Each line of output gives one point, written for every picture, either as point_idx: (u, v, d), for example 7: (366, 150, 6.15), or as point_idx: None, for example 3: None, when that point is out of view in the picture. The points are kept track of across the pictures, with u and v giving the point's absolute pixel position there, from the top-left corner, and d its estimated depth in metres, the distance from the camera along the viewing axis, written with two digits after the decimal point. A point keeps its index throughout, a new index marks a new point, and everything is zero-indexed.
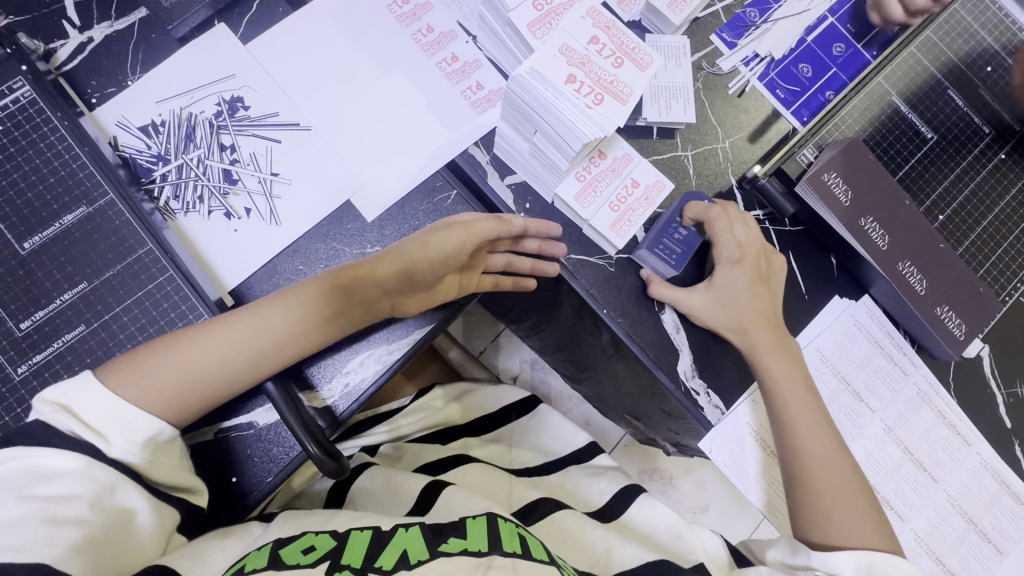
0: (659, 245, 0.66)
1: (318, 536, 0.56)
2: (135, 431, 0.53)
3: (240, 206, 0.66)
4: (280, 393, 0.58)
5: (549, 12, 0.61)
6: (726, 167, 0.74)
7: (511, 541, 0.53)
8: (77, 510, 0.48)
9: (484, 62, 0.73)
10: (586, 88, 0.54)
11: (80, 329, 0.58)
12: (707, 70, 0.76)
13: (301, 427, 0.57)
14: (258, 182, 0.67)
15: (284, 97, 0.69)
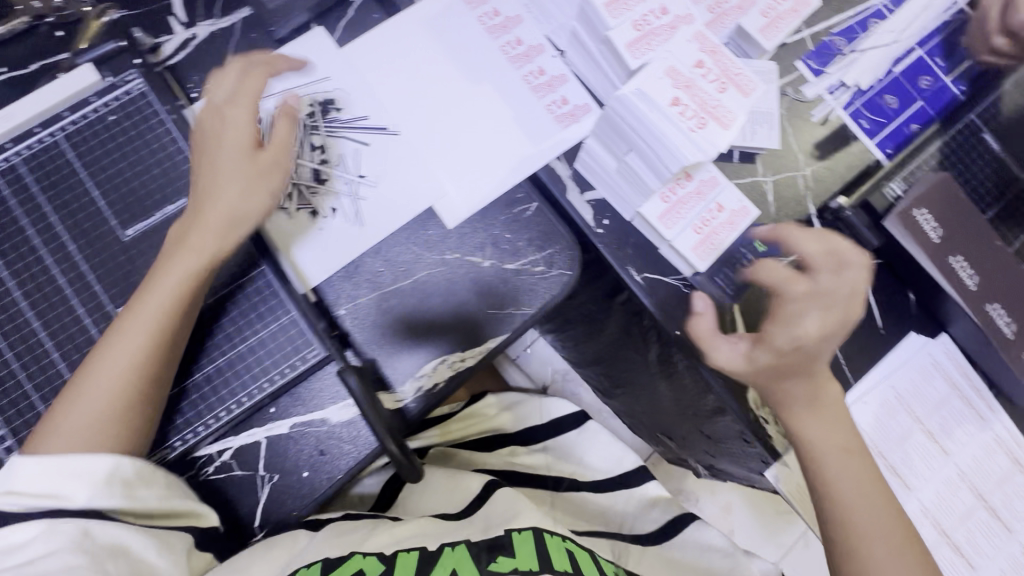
0: (717, 275, 0.67)
1: (365, 559, 0.54)
2: (84, 476, 0.51)
3: (326, 205, 0.67)
4: (360, 384, 0.58)
5: (648, 32, 0.61)
6: (807, 195, 0.73)
7: (559, 558, 0.54)
8: (63, 561, 0.47)
9: (569, 77, 0.73)
10: (690, 112, 0.54)
11: None
12: (791, 96, 0.75)
13: (380, 422, 0.58)
14: (345, 184, 0.68)
15: (374, 101, 0.70)
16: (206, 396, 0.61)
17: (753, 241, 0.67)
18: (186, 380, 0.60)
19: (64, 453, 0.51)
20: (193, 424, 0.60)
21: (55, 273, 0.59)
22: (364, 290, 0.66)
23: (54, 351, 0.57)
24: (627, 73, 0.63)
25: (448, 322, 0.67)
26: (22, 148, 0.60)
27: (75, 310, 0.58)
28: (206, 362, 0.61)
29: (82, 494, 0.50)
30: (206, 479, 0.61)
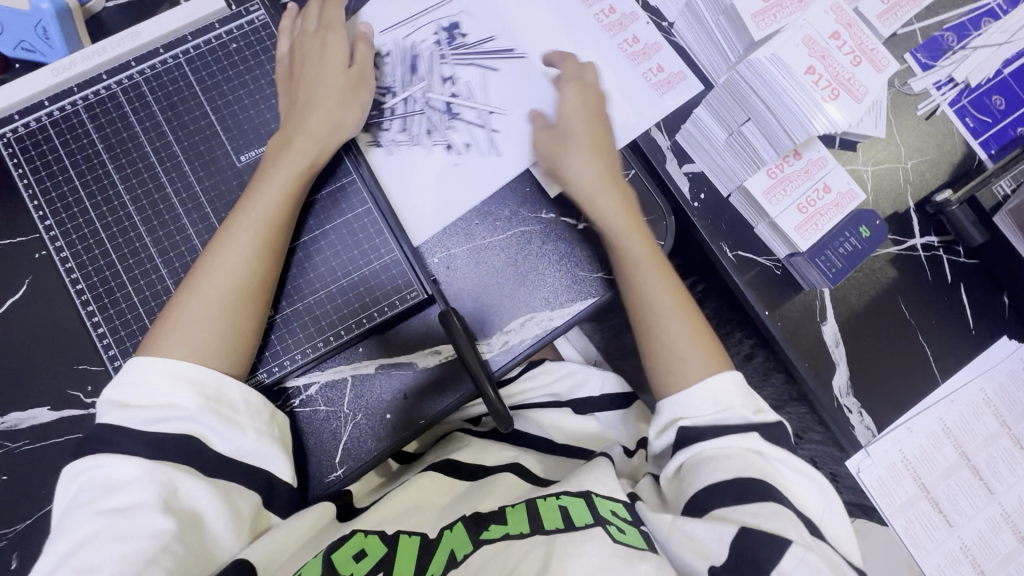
0: (821, 255, 0.64)
1: (368, 539, 0.52)
2: (201, 384, 0.50)
3: (459, 139, 0.67)
4: (458, 324, 0.59)
5: (774, 4, 0.61)
6: (906, 189, 0.72)
7: (552, 516, 0.50)
8: (154, 524, 0.45)
9: (663, 45, 0.70)
10: (824, 81, 0.56)
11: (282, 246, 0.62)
12: (897, 88, 0.73)
13: (477, 363, 0.59)
14: (477, 115, 0.67)
15: (502, 25, 0.69)
16: (306, 323, 0.62)
17: (859, 226, 0.65)
18: (285, 309, 0.61)
19: (185, 358, 0.51)
20: (290, 352, 0.61)
21: (171, 193, 0.60)
22: (458, 239, 0.66)
23: (165, 267, 0.59)
24: (747, 45, 0.63)
25: (541, 276, 0.67)
26: (145, 69, 0.62)
27: (186, 230, 0.60)
28: (308, 292, 0.62)
29: (190, 402, 0.49)
30: (293, 410, 0.62)
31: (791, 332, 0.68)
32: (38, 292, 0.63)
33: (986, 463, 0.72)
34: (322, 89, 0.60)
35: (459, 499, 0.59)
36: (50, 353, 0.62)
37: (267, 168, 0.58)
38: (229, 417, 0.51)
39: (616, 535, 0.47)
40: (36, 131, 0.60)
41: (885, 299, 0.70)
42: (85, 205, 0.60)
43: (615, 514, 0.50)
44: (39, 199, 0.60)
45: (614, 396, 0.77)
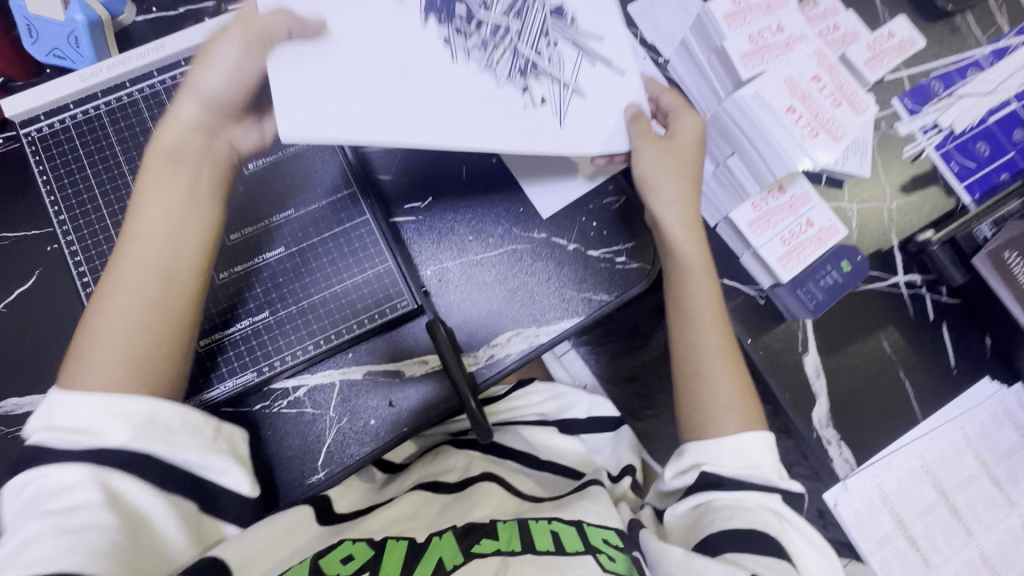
0: (801, 287, 0.66)
1: (355, 545, 0.52)
2: (126, 413, 0.49)
3: (538, 92, 0.56)
4: (446, 338, 0.61)
5: (762, 47, 0.64)
6: (890, 228, 0.74)
7: (542, 539, 0.50)
8: (93, 517, 0.45)
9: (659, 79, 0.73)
10: (803, 121, 0.59)
11: (281, 251, 0.65)
12: (883, 131, 0.76)
13: (463, 380, 0.60)
14: (558, 77, 0.56)
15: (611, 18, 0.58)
16: (298, 326, 0.65)
17: (839, 261, 0.67)
18: (280, 311, 0.65)
19: (105, 386, 0.49)
20: (281, 353, 0.64)
21: None
22: (451, 253, 0.69)
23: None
24: (736, 83, 0.66)
25: (530, 293, 0.69)
26: (166, 79, 0.66)
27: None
28: (304, 297, 0.65)
29: (120, 434, 0.48)
30: (280, 410, 0.64)
31: (772, 360, 0.70)
32: (46, 283, 0.66)
33: (965, 502, 0.72)
34: (200, 100, 0.58)
35: (449, 511, 0.59)
36: (50, 342, 0.65)
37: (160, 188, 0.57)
38: (165, 442, 0.49)
39: (605, 563, 0.47)
40: (58, 131, 0.64)
41: (870, 332, 0.71)
42: (98, 202, 0.63)
43: (606, 543, 0.50)
44: (55, 194, 0.63)
45: (602, 418, 0.78)
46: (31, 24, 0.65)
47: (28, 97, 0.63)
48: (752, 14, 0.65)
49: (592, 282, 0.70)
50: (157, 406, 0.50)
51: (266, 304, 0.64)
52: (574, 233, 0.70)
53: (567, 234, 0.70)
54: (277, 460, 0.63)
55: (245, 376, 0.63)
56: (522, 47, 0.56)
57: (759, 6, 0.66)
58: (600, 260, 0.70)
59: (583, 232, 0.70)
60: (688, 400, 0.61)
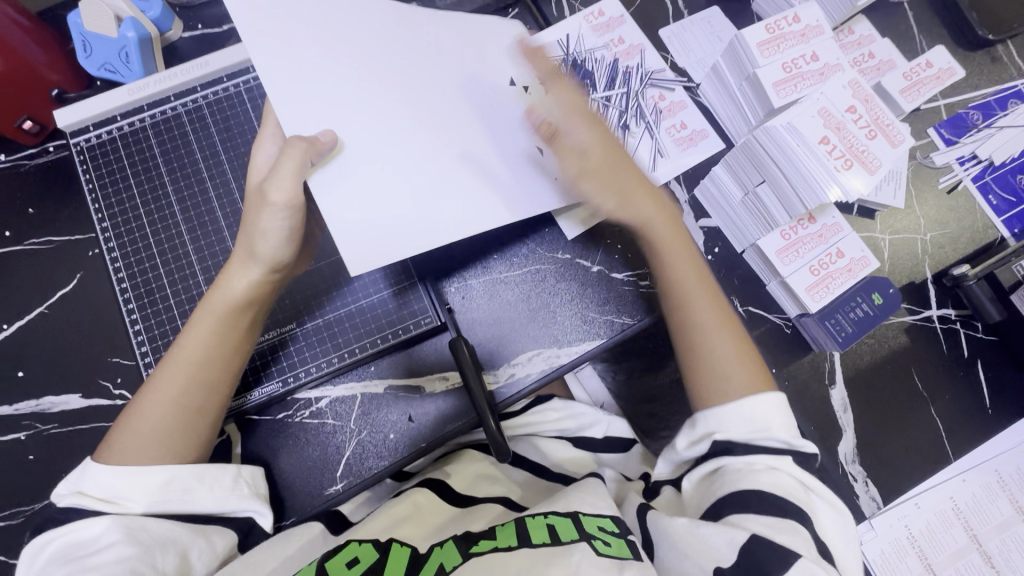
0: (830, 318, 0.65)
1: (360, 546, 0.52)
2: (146, 480, 0.51)
3: (634, 143, 0.71)
4: (469, 359, 0.61)
5: (796, 75, 0.64)
6: (924, 261, 0.72)
7: (539, 532, 0.50)
8: (116, 554, 0.47)
9: (688, 103, 0.73)
10: (837, 152, 0.59)
11: (308, 263, 0.67)
12: (918, 160, 0.74)
13: (483, 399, 0.61)
14: (643, 128, 0.71)
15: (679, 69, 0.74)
16: (324, 338, 0.66)
17: (871, 293, 0.66)
18: (307, 323, 0.66)
19: (145, 464, 0.52)
20: (306, 364, 0.65)
21: (217, 206, 0.66)
22: (478, 272, 0.69)
23: (201, 273, 0.64)
24: (768, 110, 0.65)
25: (553, 313, 0.69)
26: (208, 94, 0.68)
27: (226, 240, 0.65)
28: (331, 310, 0.67)
29: (139, 503, 0.50)
30: (302, 420, 0.65)
31: (797, 391, 0.68)
32: (86, 287, 0.68)
33: (1000, 549, 0.70)
34: (262, 270, 0.57)
35: (451, 524, 0.59)
36: (87, 344, 0.67)
37: (216, 305, 0.57)
38: (185, 498, 0.52)
39: (601, 547, 0.48)
40: (105, 141, 0.67)
41: (900, 366, 0.69)
42: (139, 211, 0.66)
43: (602, 530, 0.50)
44: (99, 202, 0.66)
45: (618, 439, 0.77)
46: (84, 38, 0.67)
47: (76, 108, 0.66)
48: (786, 42, 0.65)
49: (615, 305, 0.69)
50: (179, 470, 0.52)
51: (293, 316, 0.66)
52: (599, 255, 0.70)
53: (592, 256, 0.70)
54: (296, 470, 0.64)
55: (270, 385, 0.65)
56: (624, 111, 0.71)
57: (793, 34, 0.65)
58: (624, 282, 0.70)
59: (608, 254, 0.70)
60: (677, 346, 0.60)
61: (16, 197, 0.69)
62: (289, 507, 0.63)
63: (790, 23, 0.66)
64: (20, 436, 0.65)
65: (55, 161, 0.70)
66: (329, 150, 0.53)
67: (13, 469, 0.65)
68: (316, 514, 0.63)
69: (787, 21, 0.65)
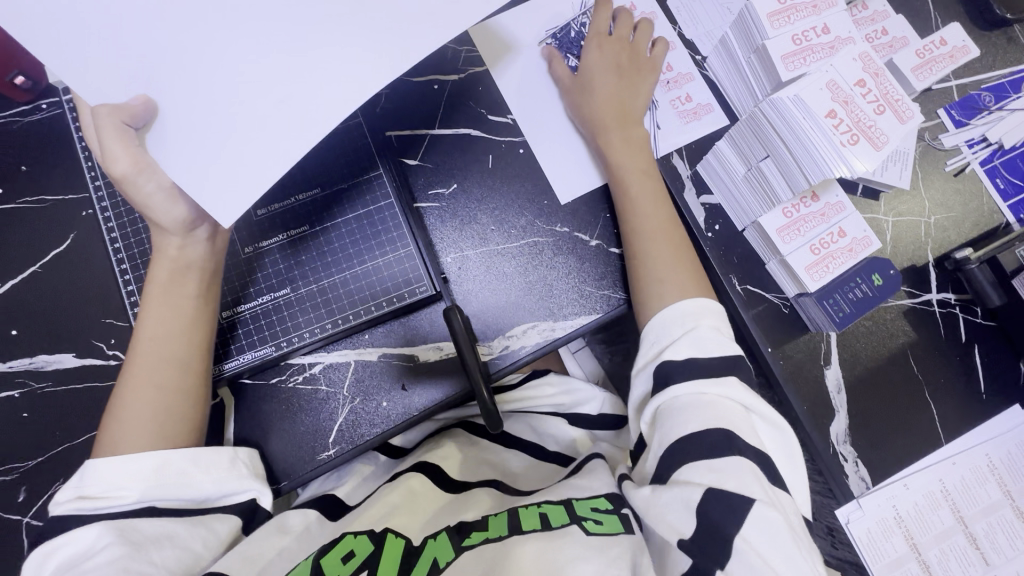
0: (829, 298, 0.64)
1: (356, 539, 0.52)
2: (141, 467, 0.51)
3: None
4: (465, 332, 0.60)
5: (805, 48, 0.63)
6: (927, 245, 0.71)
7: (530, 519, 0.51)
8: (108, 556, 0.46)
9: (695, 77, 0.72)
10: (844, 126, 0.57)
11: (303, 228, 0.66)
12: (927, 142, 0.73)
13: (478, 373, 0.59)
14: None
15: (688, 40, 0.73)
16: (317, 305, 0.65)
17: (871, 274, 0.65)
18: (301, 289, 0.65)
19: (136, 451, 0.52)
20: (299, 330, 0.65)
21: None
22: (472, 240, 0.69)
23: None
24: (776, 85, 0.64)
25: (549, 286, 0.68)
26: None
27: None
28: (324, 276, 0.66)
29: (135, 491, 0.50)
30: (295, 386, 0.65)
31: (793, 372, 0.68)
32: (80, 246, 0.68)
33: (984, 530, 0.71)
34: (179, 232, 0.56)
35: (443, 512, 0.60)
36: (81, 306, 0.67)
37: (156, 279, 0.57)
38: (183, 483, 0.52)
39: (590, 528, 0.49)
40: None
41: (896, 351, 0.69)
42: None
43: (593, 511, 0.51)
44: (93, 163, 0.65)
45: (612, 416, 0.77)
46: None
47: None
48: (797, 13, 0.63)
49: (612, 279, 0.69)
50: (171, 455, 0.53)
51: (286, 281, 0.65)
52: (599, 230, 0.70)
53: (590, 229, 0.70)
54: (289, 436, 0.64)
55: (262, 350, 0.64)
56: None
57: (805, 5, 0.63)
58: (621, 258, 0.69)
59: (608, 229, 0.70)
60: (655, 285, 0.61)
61: (10, 154, 0.69)
62: (281, 471, 0.63)
63: None
64: (14, 394, 0.65)
65: (48, 119, 0.69)
66: (148, 115, 0.43)
67: (7, 426, 0.64)
68: (308, 478, 0.64)
69: None
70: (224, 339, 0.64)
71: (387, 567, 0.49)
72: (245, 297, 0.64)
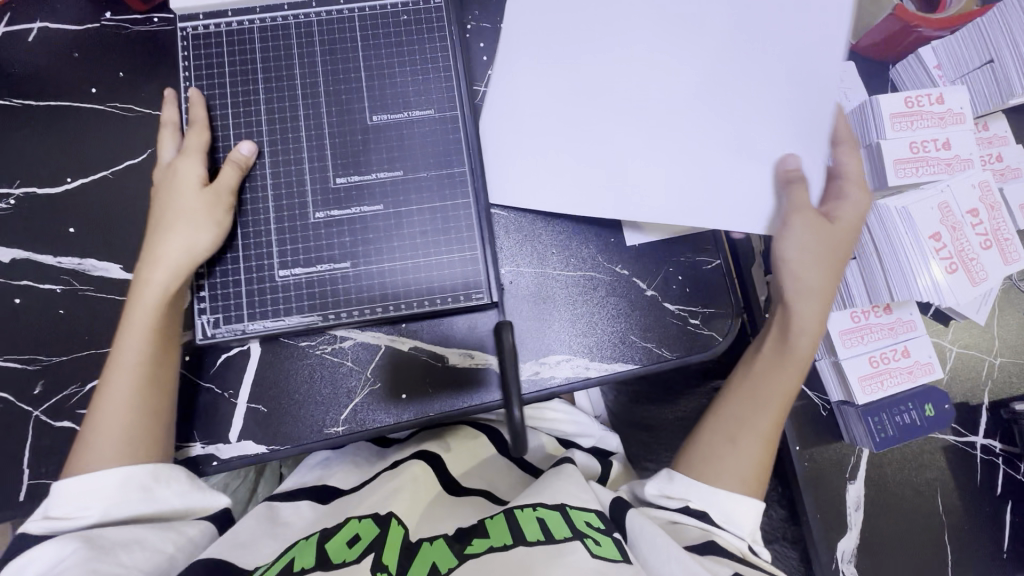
0: (874, 415, 0.61)
1: (360, 523, 0.52)
2: (98, 490, 0.53)
3: None
4: (513, 345, 0.59)
5: (921, 157, 0.60)
6: (986, 385, 0.68)
7: (531, 527, 0.50)
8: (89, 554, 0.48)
9: None
10: (946, 253, 0.56)
11: (378, 207, 0.63)
12: (1014, 280, 0.69)
13: (515, 381, 0.58)
14: None
15: None
16: (374, 287, 0.62)
17: (924, 402, 0.63)
18: (361, 267, 0.62)
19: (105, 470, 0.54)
20: (351, 306, 0.62)
21: (303, 131, 0.63)
22: (531, 259, 0.68)
23: (270, 203, 0.62)
24: (879, 186, 0.62)
25: (595, 325, 0.67)
26: (322, 13, 0.65)
27: (303, 163, 0.63)
28: (387, 260, 0.62)
29: (93, 511, 0.53)
30: (322, 354, 0.65)
31: (816, 479, 0.66)
32: (154, 162, 0.68)
33: None
34: (169, 274, 0.58)
35: (440, 508, 0.60)
36: (139, 221, 0.67)
37: (140, 306, 0.58)
38: (144, 497, 0.54)
39: (592, 547, 0.47)
40: (211, 34, 0.64)
41: (926, 485, 0.67)
42: (226, 112, 0.63)
43: (589, 526, 0.50)
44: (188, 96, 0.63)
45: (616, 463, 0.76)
46: None
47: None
48: (921, 120, 0.61)
49: (658, 335, 0.67)
50: (137, 472, 0.54)
51: (350, 254, 0.62)
52: (657, 281, 0.68)
53: (649, 278, 0.68)
54: (303, 402, 0.64)
55: (310, 317, 0.61)
56: None
57: (931, 115, 0.61)
58: (673, 315, 0.68)
59: (667, 282, 0.68)
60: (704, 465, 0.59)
61: (111, 57, 0.70)
62: (287, 434, 0.64)
63: (931, 102, 0.61)
64: (56, 288, 0.66)
65: (157, 32, 0.70)
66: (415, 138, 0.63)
67: (41, 318, 0.65)
68: (312, 448, 0.64)
69: (929, 100, 0.61)
70: (276, 297, 0.61)
71: (390, 554, 0.49)
72: (306, 260, 0.62)
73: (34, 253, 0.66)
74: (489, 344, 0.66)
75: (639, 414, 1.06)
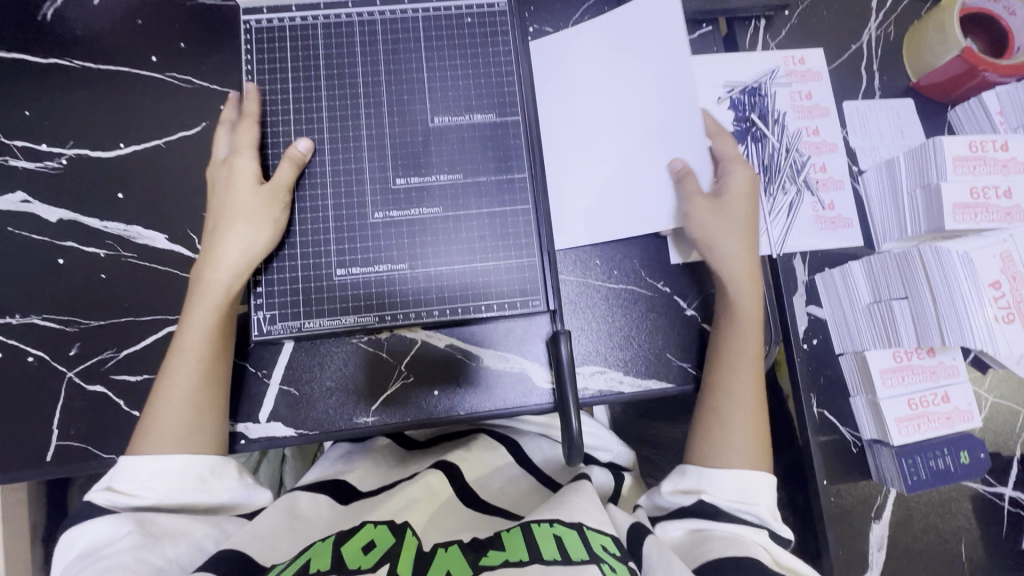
0: (908, 458, 0.61)
1: (376, 528, 0.50)
2: (159, 476, 0.53)
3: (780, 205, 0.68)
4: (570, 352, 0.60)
5: (980, 204, 0.60)
6: (1019, 437, 0.67)
7: (548, 545, 0.48)
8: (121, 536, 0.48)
9: (845, 187, 0.69)
10: (1004, 302, 0.56)
11: (436, 210, 0.63)
12: None
13: (573, 390, 0.60)
14: (794, 188, 0.68)
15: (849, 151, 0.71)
16: (429, 294, 0.62)
17: (959, 450, 0.62)
18: (417, 269, 0.62)
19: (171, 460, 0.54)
20: (407, 308, 0.62)
21: (363, 125, 0.63)
22: (577, 270, 0.68)
23: (332, 198, 0.62)
24: (934, 228, 0.62)
25: (632, 340, 0.67)
26: (386, 10, 0.65)
27: (364, 165, 0.63)
28: (442, 262, 0.62)
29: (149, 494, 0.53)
30: (358, 343, 0.65)
31: (842, 517, 0.65)
32: (207, 136, 0.68)
33: None
34: (229, 274, 0.58)
35: (457, 516, 0.59)
36: (187, 192, 0.67)
37: (200, 303, 0.58)
38: (199, 488, 0.54)
39: (610, 575, 0.46)
40: (275, 28, 0.63)
41: (949, 531, 0.66)
42: (288, 106, 0.63)
43: (605, 551, 0.49)
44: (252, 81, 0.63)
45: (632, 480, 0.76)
46: None
47: None
48: (983, 166, 0.60)
49: (695, 356, 0.67)
50: (202, 463, 0.55)
51: (407, 256, 0.62)
52: (698, 301, 0.68)
53: (690, 297, 0.68)
54: (336, 389, 0.64)
55: (366, 317, 0.61)
56: (786, 160, 0.69)
57: (995, 162, 0.60)
58: (711, 337, 0.67)
59: (707, 303, 0.68)
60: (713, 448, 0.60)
61: (173, 27, 0.70)
62: (316, 420, 0.64)
63: (996, 149, 0.61)
64: (100, 253, 0.66)
65: (220, 7, 0.70)
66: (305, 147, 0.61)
67: (82, 280, 0.65)
68: (340, 436, 0.63)
69: (994, 145, 0.60)
70: (333, 295, 0.61)
71: (405, 561, 0.47)
72: (364, 259, 0.62)
73: (80, 215, 0.66)
74: (525, 350, 0.66)
75: (653, 431, 1.05)
